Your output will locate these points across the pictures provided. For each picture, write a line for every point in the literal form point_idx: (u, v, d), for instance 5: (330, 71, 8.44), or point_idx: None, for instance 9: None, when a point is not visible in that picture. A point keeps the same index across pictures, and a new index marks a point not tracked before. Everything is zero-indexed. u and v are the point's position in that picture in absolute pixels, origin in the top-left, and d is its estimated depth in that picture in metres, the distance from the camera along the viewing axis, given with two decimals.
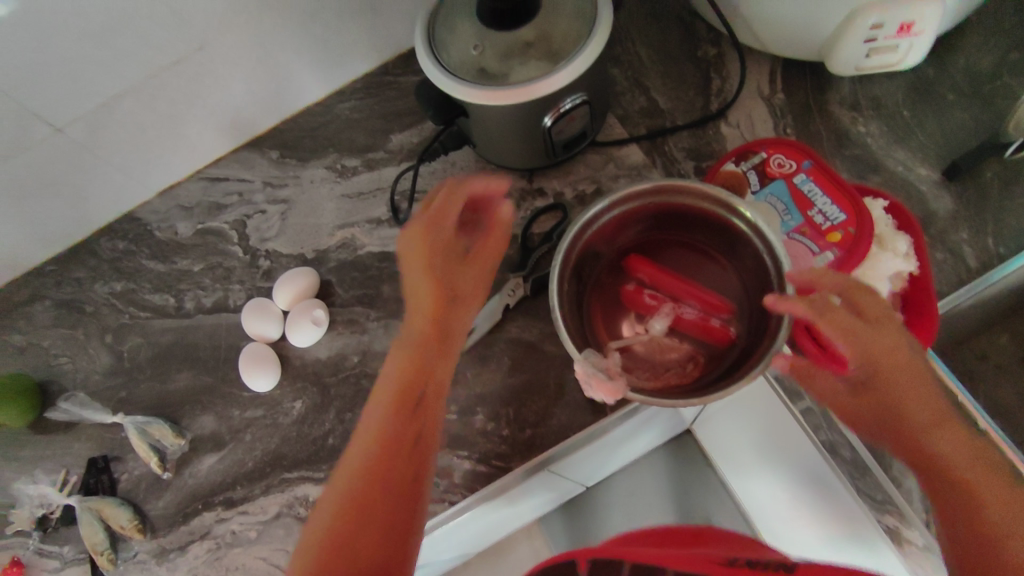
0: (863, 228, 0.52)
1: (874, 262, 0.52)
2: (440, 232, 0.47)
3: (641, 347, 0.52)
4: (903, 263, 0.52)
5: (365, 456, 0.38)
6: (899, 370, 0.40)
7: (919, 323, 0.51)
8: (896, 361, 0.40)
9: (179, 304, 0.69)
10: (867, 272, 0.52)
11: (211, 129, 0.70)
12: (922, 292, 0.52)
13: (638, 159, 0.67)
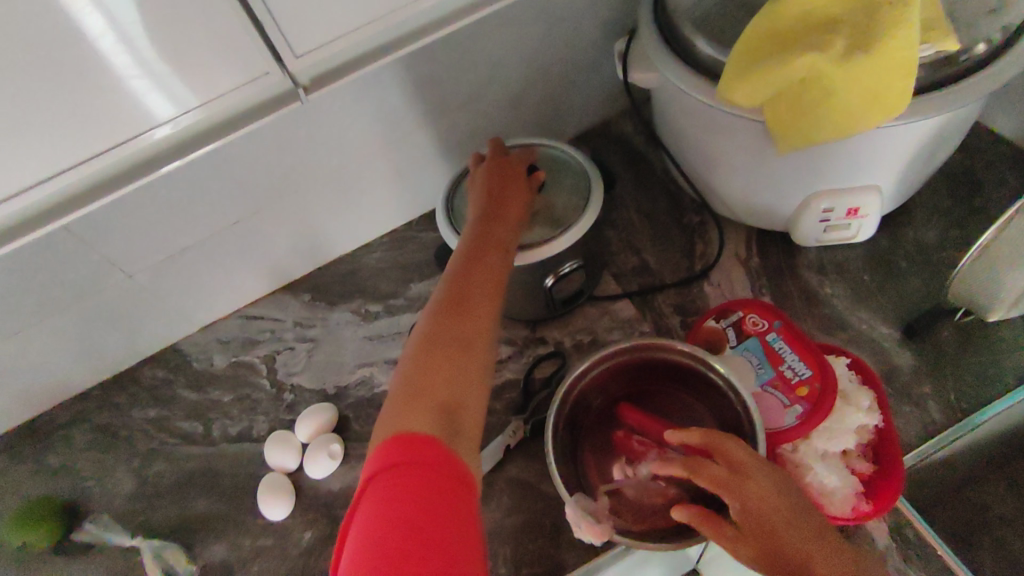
0: (826, 383, 0.58)
1: (840, 415, 0.57)
2: (491, 222, 0.58)
3: (631, 490, 0.55)
4: (867, 416, 0.57)
5: (441, 365, 0.47)
6: (772, 516, 0.44)
7: (889, 477, 0.55)
8: (768, 506, 0.45)
9: (207, 432, 0.75)
10: (835, 424, 0.57)
11: (256, 275, 0.80)
12: (889, 442, 0.57)
13: (630, 313, 0.75)
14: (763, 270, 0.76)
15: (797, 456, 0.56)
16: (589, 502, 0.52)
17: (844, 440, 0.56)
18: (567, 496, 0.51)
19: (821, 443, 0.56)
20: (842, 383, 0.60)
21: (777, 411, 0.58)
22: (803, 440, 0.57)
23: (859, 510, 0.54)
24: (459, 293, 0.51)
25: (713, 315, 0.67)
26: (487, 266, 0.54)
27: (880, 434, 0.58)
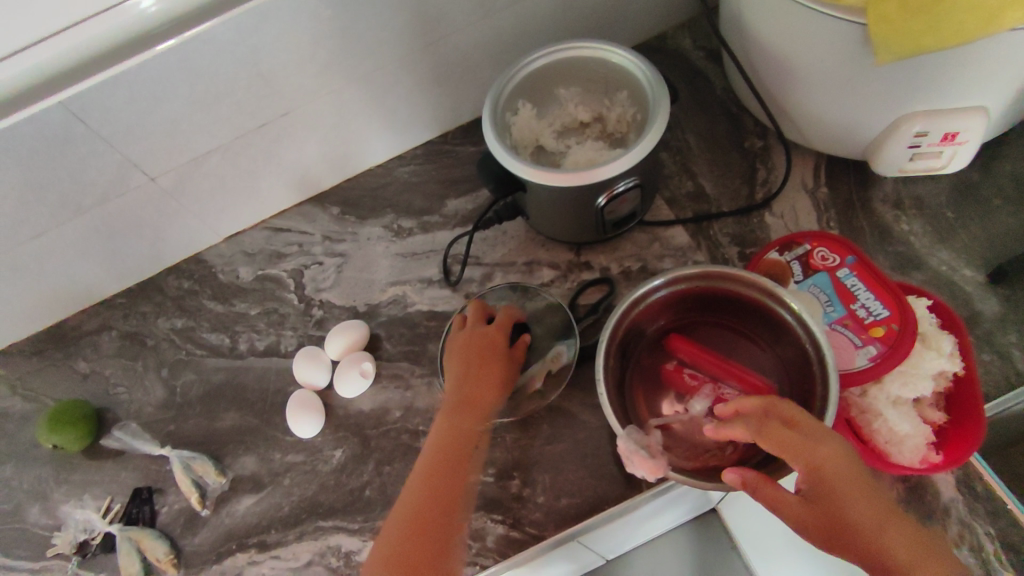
0: (905, 326, 0.54)
1: (918, 359, 0.53)
2: (478, 352, 0.58)
3: (680, 426, 0.52)
4: (949, 361, 0.53)
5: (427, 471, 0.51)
6: (841, 480, 0.40)
7: (966, 424, 0.51)
8: (839, 473, 0.41)
9: (234, 344, 0.72)
10: (912, 368, 0.53)
11: (282, 184, 0.75)
12: (971, 389, 0.52)
13: (683, 241, 0.69)
14: (834, 201, 0.69)
15: (864, 401, 0.53)
16: (641, 436, 0.49)
17: (921, 386, 0.52)
18: (619, 430, 0.48)
19: (895, 389, 0.53)
20: (921, 325, 0.55)
21: (848, 352, 0.54)
22: (874, 385, 0.53)
23: (929, 460, 0.50)
24: (461, 408, 0.54)
25: (777, 247, 0.61)
26: (476, 385, 0.56)
27: (960, 381, 0.53)
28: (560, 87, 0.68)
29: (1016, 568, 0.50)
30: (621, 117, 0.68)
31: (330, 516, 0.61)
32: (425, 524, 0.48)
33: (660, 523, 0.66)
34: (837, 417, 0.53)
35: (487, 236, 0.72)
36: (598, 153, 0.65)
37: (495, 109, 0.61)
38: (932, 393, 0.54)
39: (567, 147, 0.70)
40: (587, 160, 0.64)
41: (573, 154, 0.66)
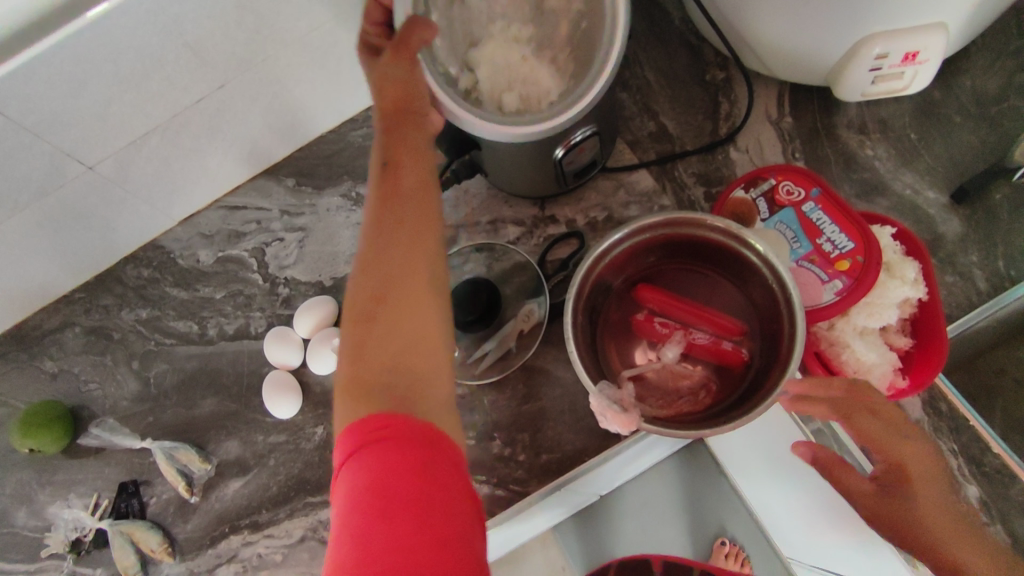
0: (870, 257, 0.54)
1: (883, 290, 0.54)
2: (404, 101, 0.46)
3: (653, 374, 0.53)
4: (913, 289, 0.53)
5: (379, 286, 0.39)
6: (919, 478, 0.44)
7: (928, 348, 0.53)
8: (918, 471, 0.44)
9: (203, 330, 0.71)
10: (877, 299, 0.54)
11: (231, 159, 0.72)
12: (936, 315, 0.53)
13: (648, 185, 0.68)
14: (798, 131, 0.68)
15: (832, 334, 0.54)
16: (614, 391, 0.49)
17: (886, 316, 0.53)
18: (591, 388, 0.48)
19: (861, 320, 0.54)
20: (886, 255, 0.55)
21: (814, 288, 0.54)
22: (840, 318, 0.54)
23: (895, 386, 0.52)
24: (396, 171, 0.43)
25: (742, 185, 0.60)
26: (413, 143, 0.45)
27: (924, 308, 0.54)
28: None
29: (977, 480, 0.53)
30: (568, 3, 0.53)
31: (318, 491, 0.62)
32: (408, 349, 0.38)
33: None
34: (805, 353, 0.54)
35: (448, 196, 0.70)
36: (528, 65, 0.54)
37: None
38: (899, 320, 0.55)
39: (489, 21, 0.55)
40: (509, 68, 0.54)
41: (494, 38, 0.54)
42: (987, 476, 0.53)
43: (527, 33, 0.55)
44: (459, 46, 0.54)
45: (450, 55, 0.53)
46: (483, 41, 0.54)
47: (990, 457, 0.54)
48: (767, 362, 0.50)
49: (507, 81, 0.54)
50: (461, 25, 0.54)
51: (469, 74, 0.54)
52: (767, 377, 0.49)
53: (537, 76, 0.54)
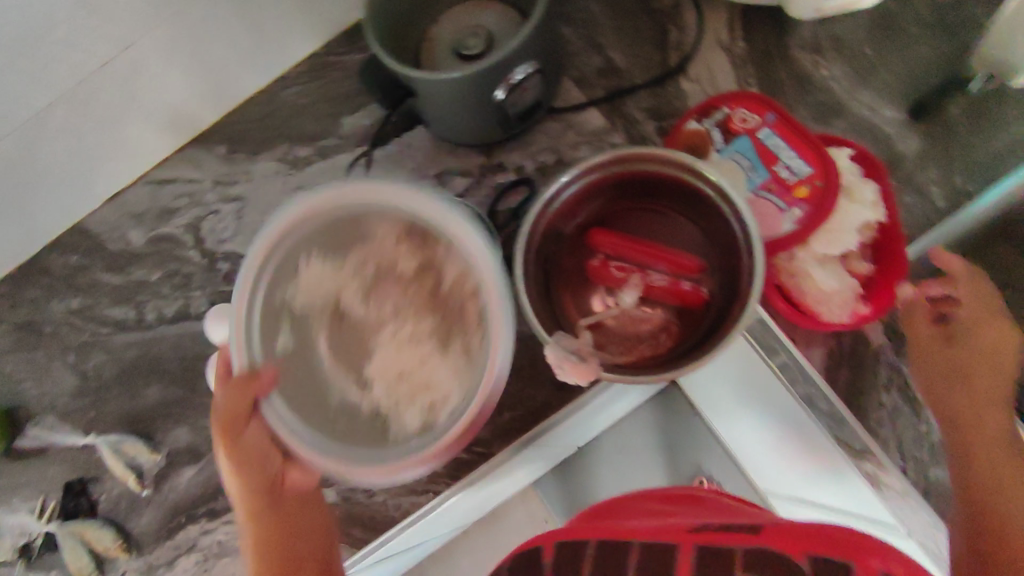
0: (829, 181, 0.52)
1: (841, 214, 0.52)
2: (264, 466, 0.45)
3: (612, 321, 0.51)
4: (873, 212, 0.51)
5: None
6: (995, 352, 0.46)
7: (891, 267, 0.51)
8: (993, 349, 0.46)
9: (141, 315, 0.67)
10: (837, 225, 0.52)
11: (153, 129, 0.67)
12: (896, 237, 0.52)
13: (598, 125, 0.64)
14: (751, 55, 0.64)
15: (792, 265, 0.52)
16: (571, 341, 0.47)
17: (847, 242, 0.51)
18: (545, 339, 0.46)
19: (822, 247, 0.51)
20: (845, 178, 0.53)
21: (773, 217, 0.52)
22: (800, 248, 0.52)
23: (857, 314, 0.51)
24: (262, 518, 0.46)
25: (695, 115, 0.57)
26: (266, 467, 0.45)
27: (885, 230, 0.52)
28: (373, 223, 0.47)
29: None
30: (461, 279, 0.46)
31: None
32: None
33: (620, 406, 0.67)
34: (766, 285, 0.52)
35: (390, 151, 0.67)
36: (423, 360, 0.46)
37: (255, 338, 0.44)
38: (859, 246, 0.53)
39: (379, 312, 0.47)
40: (402, 375, 0.46)
41: (386, 344, 0.46)
42: None
43: (425, 330, 0.46)
44: (355, 359, 0.46)
45: (341, 381, 0.46)
46: (376, 344, 0.46)
47: None
48: (729, 298, 0.48)
49: (408, 394, 0.45)
50: (353, 338, 0.47)
51: (366, 392, 0.46)
52: (728, 314, 0.47)
53: (433, 375, 0.45)
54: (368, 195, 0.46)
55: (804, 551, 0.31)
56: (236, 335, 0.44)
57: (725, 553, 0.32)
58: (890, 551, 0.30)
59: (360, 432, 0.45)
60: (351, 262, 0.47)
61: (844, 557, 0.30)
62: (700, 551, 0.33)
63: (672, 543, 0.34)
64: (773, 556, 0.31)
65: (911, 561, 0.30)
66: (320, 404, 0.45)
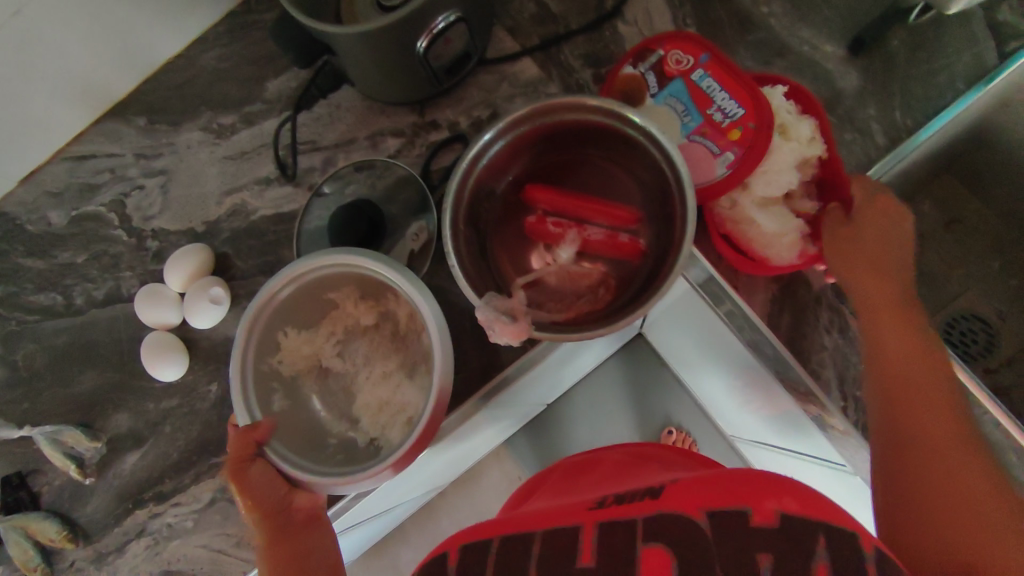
0: (761, 122, 0.50)
1: (777, 153, 0.50)
2: (275, 487, 0.46)
3: (551, 278, 0.50)
4: (810, 150, 0.50)
5: None
6: (875, 239, 0.46)
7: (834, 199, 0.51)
8: (878, 238, 0.46)
9: (69, 301, 0.64)
10: (775, 167, 0.50)
11: (61, 102, 0.62)
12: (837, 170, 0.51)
13: (533, 75, 0.61)
14: None
15: (735, 212, 0.51)
16: (503, 301, 0.45)
17: (787, 182, 0.50)
18: (475, 301, 0.45)
19: (761, 191, 0.50)
20: (779, 117, 0.52)
21: (707, 162, 0.51)
22: (740, 192, 0.51)
23: (806, 254, 0.50)
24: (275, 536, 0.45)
25: (631, 60, 0.55)
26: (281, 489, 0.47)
27: (824, 165, 0.52)
28: (326, 292, 0.53)
29: None
30: (412, 315, 0.52)
31: (221, 451, 0.58)
32: None
33: (581, 358, 0.68)
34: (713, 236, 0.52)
35: (318, 113, 0.64)
36: (395, 390, 0.52)
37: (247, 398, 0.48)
38: (803, 183, 0.52)
39: (355, 362, 0.55)
40: (381, 406, 0.52)
41: (363, 383, 0.54)
42: None
43: (394, 365, 0.53)
44: (342, 403, 0.54)
45: (338, 426, 0.53)
46: (358, 387, 0.54)
47: None
48: (664, 247, 0.47)
49: (382, 417, 0.52)
50: (339, 389, 0.55)
51: (352, 426, 0.53)
52: (662, 265, 0.46)
53: (405, 398, 0.52)
54: (319, 274, 0.51)
55: (700, 507, 0.34)
56: (235, 396, 0.48)
57: (627, 524, 0.35)
58: (778, 488, 0.34)
59: (357, 454, 0.51)
60: (322, 330, 0.54)
61: (739, 505, 0.34)
62: (600, 528, 0.36)
63: (577, 525, 0.37)
64: (673, 516, 0.35)
65: (801, 493, 0.34)
66: (319, 445, 0.51)
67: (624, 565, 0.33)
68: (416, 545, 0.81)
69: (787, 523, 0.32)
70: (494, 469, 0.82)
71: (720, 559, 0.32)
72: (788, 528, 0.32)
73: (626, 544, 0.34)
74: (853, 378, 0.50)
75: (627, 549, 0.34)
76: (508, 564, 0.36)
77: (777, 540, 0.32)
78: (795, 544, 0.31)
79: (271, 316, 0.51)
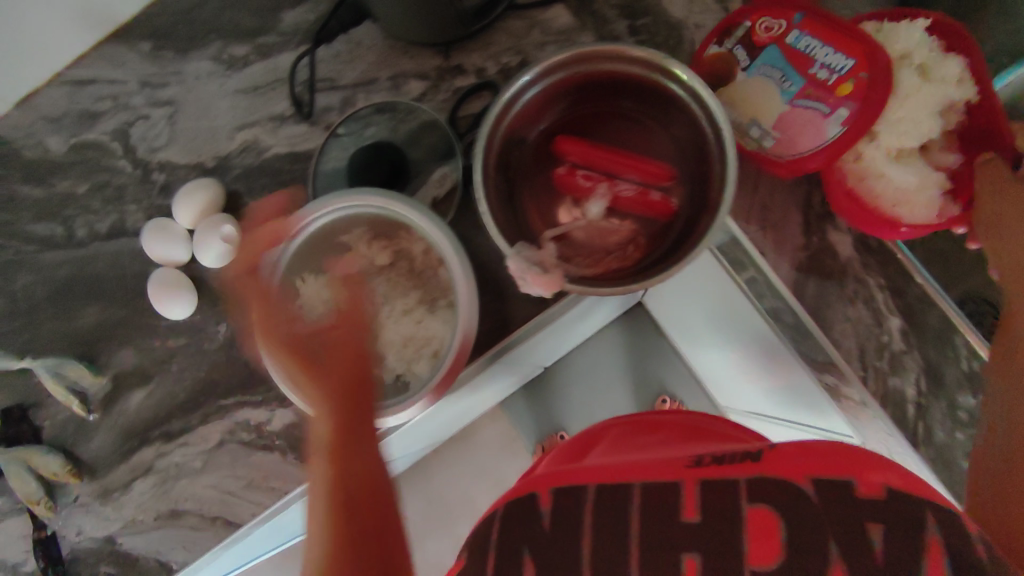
0: (875, 71, 0.47)
1: (902, 106, 0.48)
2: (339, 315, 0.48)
3: (580, 233, 0.49)
4: (956, 92, 0.47)
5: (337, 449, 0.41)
6: None
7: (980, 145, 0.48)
8: None
9: (70, 232, 0.61)
10: (910, 116, 0.48)
11: (62, 21, 0.59)
12: (992, 116, 0.47)
13: (566, 23, 0.59)
14: None
15: (861, 167, 0.49)
16: (534, 252, 0.45)
17: (925, 131, 0.47)
18: (506, 250, 0.44)
19: (892, 142, 0.48)
20: (918, 55, 0.48)
21: (817, 125, 0.49)
22: (868, 147, 0.49)
23: (947, 215, 0.47)
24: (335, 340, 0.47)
25: (715, 38, 0.53)
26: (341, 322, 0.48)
27: (974, 109, 0.48)
28: (340, 234, 0.52)
29: (901, 312, 0.51)
30: (427, 251, 0.52)
31: (230, 393, 0.57)
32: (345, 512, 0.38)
33: (591, 318, 0.67)
34: (835, 194, 0.50)
35: (337, 50, 0.61)
36: (418, 323, 0.52)
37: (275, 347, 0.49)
38: (944, 134, 0.49)
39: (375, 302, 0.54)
40: (406, 341, 0.52)
41: (384, 319, 0.53)
42: (910, 306, 0.51)
43: (414, 300, 0.53)
44: None
45: None
46: (380, 325, 0.53)
47: (912, 287, 0.51)
48: (698, 207, 0.47)
49: (406, 349, 0.52)
50: None
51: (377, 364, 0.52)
52: (695, 226, 0.46)
53: (431, 330, 0.51)
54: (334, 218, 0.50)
55: (806, 475, 0.32)
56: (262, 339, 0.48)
57: (727, 485, 0.33)
58: (879, 461, 0.32)
59: (386, 391, 0.51)
60: (336, 273, 0.52)
61: (842, 475, 0.32)
62: (703, 485, 0.34)
63: (673, 479, 0.35)
64: (775, 481, 0.32)
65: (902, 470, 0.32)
66: None
67: (727, 526, 0.32)
68: (414, 494, 0.82)
69: (894, 495, 0.30)
70: (495, 424, 0.83)
71: (829, 524, 0.30)
72: (896, 501, 0.30)
73: (727, 503, 0.32)
74: (875, 350, 0.51)
75: (731, 509, 0.32)
76: (604, 514, 0.34)
77: (884, 510, 0.30)
78: (903, 519, 0.29)
79: (289, 262, 0.51)
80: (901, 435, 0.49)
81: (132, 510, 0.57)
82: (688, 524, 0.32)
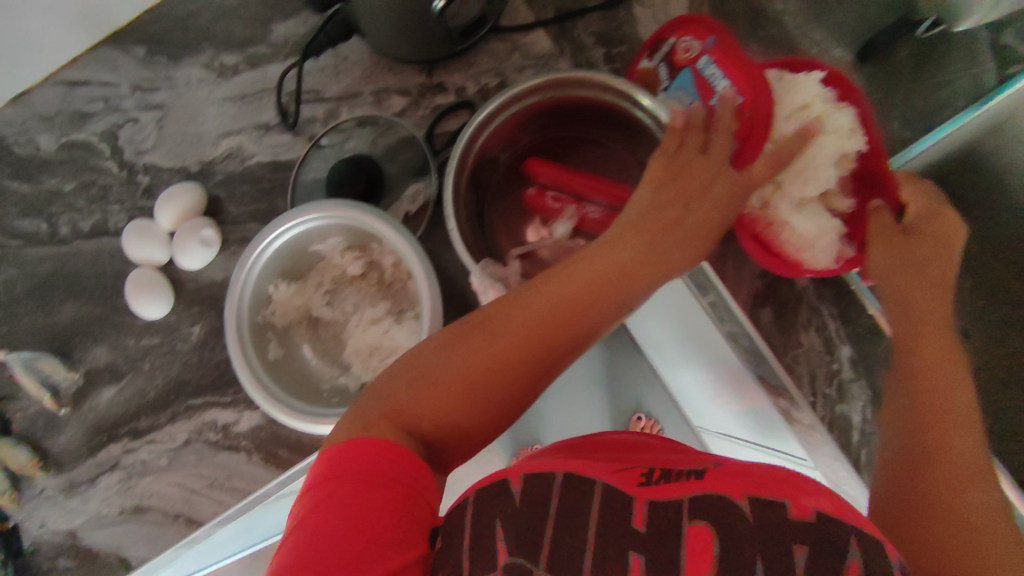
0: (757, 109, 0.47)
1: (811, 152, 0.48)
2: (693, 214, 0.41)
3: (546, 251, 0.50)
4: (849, 141, 0.49)
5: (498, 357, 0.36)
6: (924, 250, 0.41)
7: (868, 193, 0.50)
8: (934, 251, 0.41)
9: (53, 229, 0.62)
10: (809, 166, 0.48)
11: (58, 25, 0.60)
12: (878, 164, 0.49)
13: (545, 47, 0.61)
14: None
15: (766, 213, 0.50)
16: (498, 268, 0.47)
17: (824, 180, 0.49)
18: (472, 266, 0.45)
19: (795, 191, 0.49)
20: (814, 107, 0.49)
21: None
22: (774, 194, 0.49)
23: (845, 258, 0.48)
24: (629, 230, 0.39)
25: (647, 52, 0.55)
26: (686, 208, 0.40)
27: (866, 156, 0.49)
28: (314, 245, 0.53)
29: (850, 342, 0.53)
30: (397, 263, 0.53)
31: (199, 393, 0.58)
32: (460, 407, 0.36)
33: None
34: (743, 233, 0.50)
35: (323, 63, 0.63)
36: (385, 333, 0.53)
37: (244, 351, 0.49)
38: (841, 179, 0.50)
39: (345, 312, 0.55)
40: (372, 350, 0.53)
41: (354, 329, 0.54)
42: (860, 337, 0.52)
43: (382, 310, 0.54)
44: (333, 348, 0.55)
45: (330, 373, 0.54)
46: (348, 334, 0.55)
47: (863, 318, 0.52)
48: None
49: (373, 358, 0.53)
50: (330, 337, 0.56)
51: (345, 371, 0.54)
52: None
53: (395, 340, 0.52)
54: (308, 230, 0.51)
55: (743, 491, 0.31)
56: (231, 343, 0.49)
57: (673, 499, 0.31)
58: (810, 488, 0.32)
59: (350, 398, 0.52)
60: (311, 282, 0.55)
61: (775, 495, 0.31)
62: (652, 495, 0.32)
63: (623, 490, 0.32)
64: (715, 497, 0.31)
65: (832, 496, 0.32)
66: (313, 390, 0.52)
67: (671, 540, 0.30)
68: None
69: (825, 520, 0.29)
70: None
71: (761, 542, 0.29)
72: (830, 525, 0.29)
73: (672, 519, 0.30)
74: (824, 376, 0.52)
75: (675, 522, 0.30)
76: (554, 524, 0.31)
77: (811, 533, 0.29)
78: (827, 541, 0.29)
79: (262, 271, 0.51)
80: (845, 459, 0.49)
81: (97, 504, 0.58)
82: (636, 534, 0.30)
